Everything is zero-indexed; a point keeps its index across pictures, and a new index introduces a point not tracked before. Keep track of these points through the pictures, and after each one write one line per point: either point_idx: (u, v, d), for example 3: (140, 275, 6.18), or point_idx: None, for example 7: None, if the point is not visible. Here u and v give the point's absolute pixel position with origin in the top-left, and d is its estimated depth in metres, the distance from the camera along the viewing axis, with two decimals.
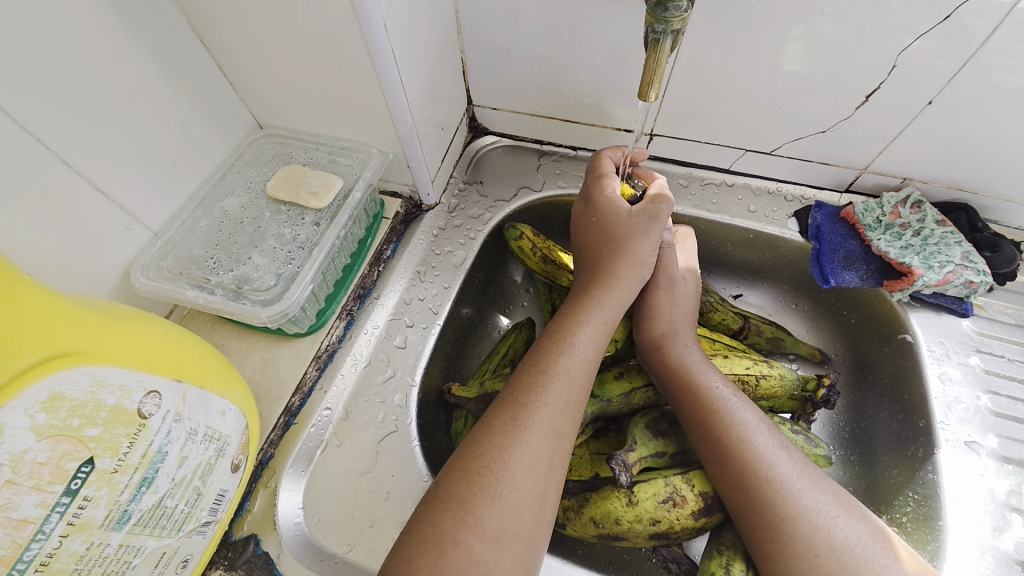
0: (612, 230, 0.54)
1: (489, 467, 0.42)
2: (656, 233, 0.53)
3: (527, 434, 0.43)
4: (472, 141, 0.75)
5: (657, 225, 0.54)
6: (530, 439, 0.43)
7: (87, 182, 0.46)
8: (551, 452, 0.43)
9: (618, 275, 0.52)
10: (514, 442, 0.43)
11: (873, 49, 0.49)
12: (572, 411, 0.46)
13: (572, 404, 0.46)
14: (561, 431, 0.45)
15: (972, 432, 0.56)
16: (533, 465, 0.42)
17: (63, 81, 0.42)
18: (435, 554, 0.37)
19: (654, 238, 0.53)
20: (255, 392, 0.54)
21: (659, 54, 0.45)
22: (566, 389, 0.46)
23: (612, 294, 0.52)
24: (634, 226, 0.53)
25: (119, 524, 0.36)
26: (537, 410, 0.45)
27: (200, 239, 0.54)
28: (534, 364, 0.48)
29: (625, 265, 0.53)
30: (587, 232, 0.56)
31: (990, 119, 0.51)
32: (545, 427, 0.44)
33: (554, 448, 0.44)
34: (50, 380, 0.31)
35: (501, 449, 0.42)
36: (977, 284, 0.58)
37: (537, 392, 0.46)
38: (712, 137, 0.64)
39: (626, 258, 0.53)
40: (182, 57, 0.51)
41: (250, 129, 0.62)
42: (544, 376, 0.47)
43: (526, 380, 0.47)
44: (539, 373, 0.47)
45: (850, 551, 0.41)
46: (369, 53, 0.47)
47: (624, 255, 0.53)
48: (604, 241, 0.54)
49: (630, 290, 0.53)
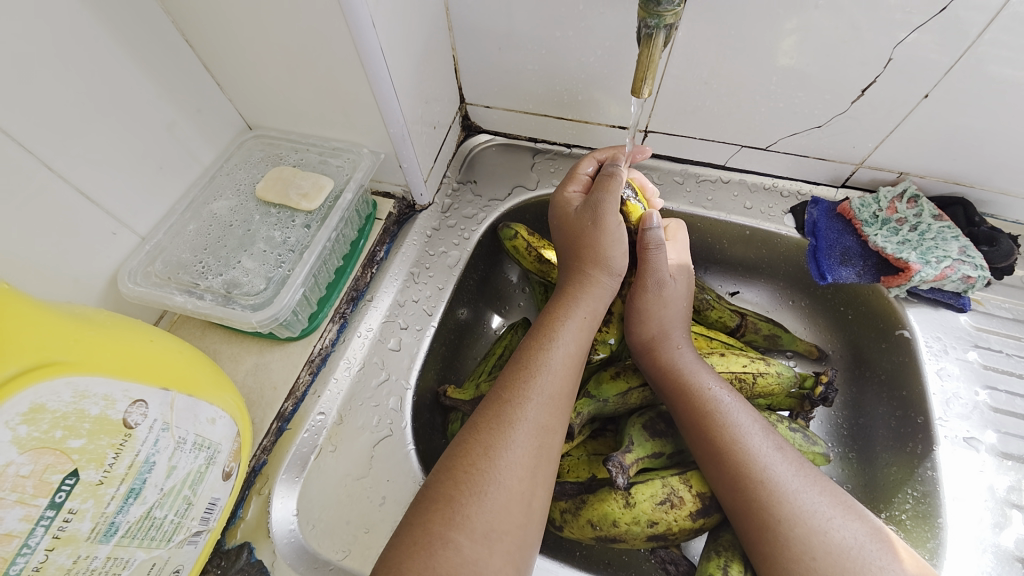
0: (569, 229, 0.55)
1: (476, 464, 0.41)
2: (610, 226, 0.52)
3: (512, 430, 0.43)
4: (465, 140, 0.74)
5: (607, 217, 0.52)
6: (515, 435, 0.43)
7: (72, 186, 0.45)
8: (538, 448, 0.43)
9: (581, 272, 0.53)
10: (499, 439, 0.42)
11: (869, 43, 0.49)
12: (560, 407, 0.46)
13: (557, 400, 0.46)
14: (549, 427, 0.44)
15: (971, 428, 0.56)
16: (521, 461, 0.42)
17: (47, 83, 0.42)
18: (426, 554, 0.37)
19: (610, 230, 0.52)
20: (247, 398, 0.54)
21: (653, 49, 0.43)
22: (551, 384, 0.46)
23: (588, 292, 0.52)
24: (585, 223, 0.53)
25: (107, 536, 0.35)
26: (522, 407, 0.44)
27: (188, 242, 0.53)
28: (519, 363, 0.48)
29: (587, 262, 0.53)
30: (555, 236, 0.58)
31: (987, 113, 0.51)
32: (532, 423, 0.43)
33: (541, 443, 0.43)
34: (30, 393, 0.30)
35: (488, 446, 0.42)
36: (974, 279, 0.58)
37: (521, 388, 0.45)
38: (707, 133, 0.64)
39: (582, 255, 0.53)
40: (168, 58, 0.50)
41: (239, 130, 0.61)
42: (528, 373, 0.46)
43: (512, 379, 0.46)
44: (524, 371, 0.47)
45: (847, 553, 0.40)
46: (358, 51, 0.46)
47: (585, 252, 0.53)
48: (565, 240, 0.56)
49: (607, 287, 0.53)
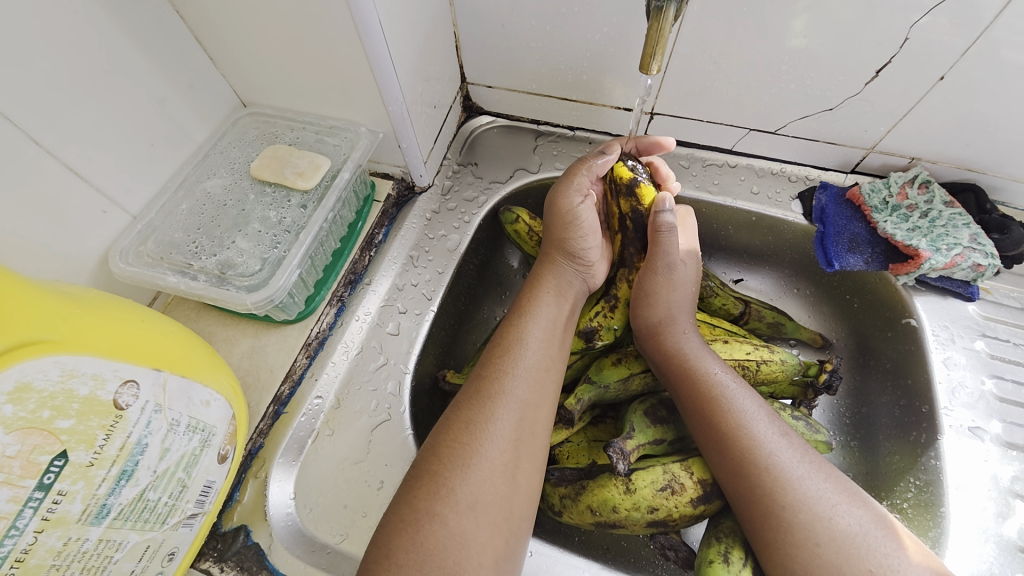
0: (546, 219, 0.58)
1: (458, 439, 0.41)
2: (567, 205, 0.54)
3: (491, 404, 0.43)
4: (466, 121, 0.73)
5: (563, 198, 0.54)
6: (495, 409, 0.42)
7: (61, 163, 0.44)
8: (521, 421, 0.42)
9: (550, 257, 0.56)
10: (480, 413, 0.42)
11: (883, 23, 0.47)
12: (541, 380, 0.45)
13: (537, 373, 0.45)
14: (529, 400, 0.44)
15: (977, 417, 0.55)
16: (503, 433, 0.41)
17: (32, 55, 0.40)
18: (413, 531, 0.37)
19: (564, 210, 0.54)
20: (243, 381, 0.53)
21: (662, 23, 0.41)
22: (528, 359, 0.46)
23: (549, 275, 0.55)
24: (549, 209, 0.56)
25: (98, 518, 0.34)
26: (500, 382, 0.44)
27: (181, 222, 0.52)
28: (496, 342, 0.48)
29: (553, 246, 0.56)
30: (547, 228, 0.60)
31: (1006, 96, 0.49)
32: (511, 396, 0.43)
33: (524, 416, 0.43)
34: (16, 370, 0.30)
35: (469, 420, 0.42)
36: (984, 267, 0.57)
37: (498, 365, 0.46)
38: (714, 116, 0.62)
39: (552, 241, 0.56)
40: (158, 31, 0.49)
41: (234, 108, 0.60)
42: (504, 351, 0.47)
43: (489, 357, 0.47)
44: (501, 348, 0.47)
45: (852, 540, 0.40)
46: (355, 25, 0.45)
47: (551, 242, 0.56)
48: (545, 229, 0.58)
49: (566, 270, 0.55)
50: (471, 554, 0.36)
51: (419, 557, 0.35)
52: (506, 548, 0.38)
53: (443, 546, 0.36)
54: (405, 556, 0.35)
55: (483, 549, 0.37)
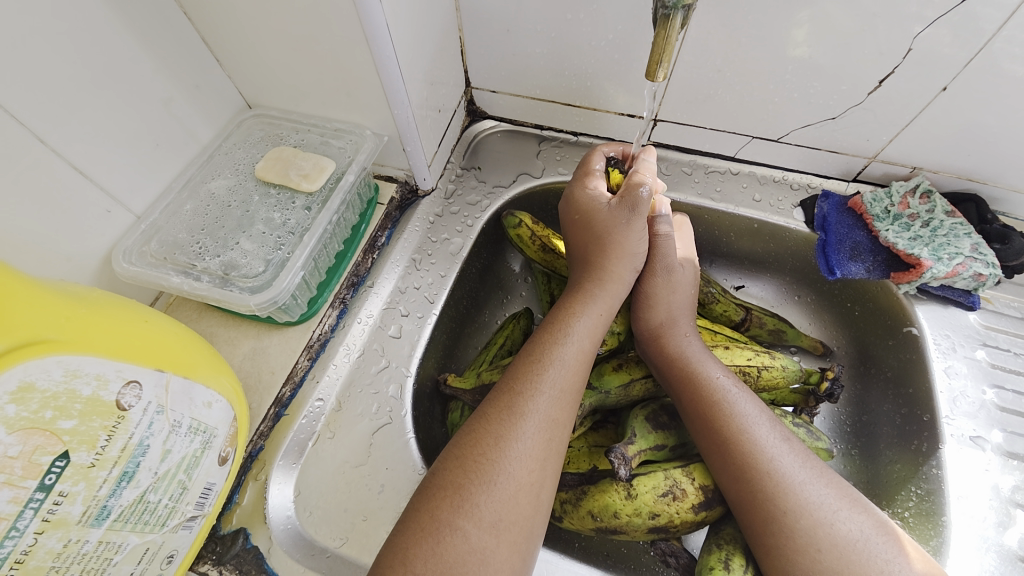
0: (596, 225, 0.53)
1: (486, 454, 0.40)
2: (640, 223, 0.52)
3: (522, 421, 0.42)
4: (470, 125, 0.73)
5: (640, 216, 0.51)
6: (526, 427, 0.42)
7: (66, 162, 0.44)
8: (549, 441, 0.42)
9: (604, 270, 0.52)
10: (511, 429, 0.41)
11: (884, 35, 0.47)
12: (570, 401, 0.45)
13: (568, 394, 0.45)
14: (558, 420, 0.43)
15: (978, 427, 0.55)
16: (532, 453, 0.41)
17: (39, 55, 0.40)
18: (431, 541, 0.36)
19: (639, 227, 0.52)
20: (244, 382, 0.53)
21: (669, 31, 0.41)
22: (563, 378, 0.45)
23: (606, 288, 0.51)
24: (613, 222, 0.52)
25: (98, 520, 0.34)
26: (533, 399, 0.43)
27: (185, 222, 0.51)
28: (530, 356, 0.47)
29: (611, 257, 0.52)
30: (575, 230, 0.55)
31: (1007, 109, 0.50)
32: (542, 415, 0.43)
33: (552, 436, 0.42)
34: (19, 370, 0.29)
35: (498, 435, 0.41)
36: (986, 276, 0.57)
37: (532, 379, 0.44)
38: (717, 123, 0.62)
39: (612, 252, 0.52)
40: (165, 32, 0.49)
41: (239, 110, 0.60)
42: (540, 365, 0.45)
43: (522, 369, 0.46)
44: (534, 363, 0.46)
45: (853, 546, 0.40)
46: (363, 29, 0.45)
47: (610, 250, 0.52)
48: (591, 236, 0.53)
49: (627, 283, 0.52)
50: (488, 570, 0.36)
51: (437, 569, 0.35)
52: (522, 565, 0.38)
53: (462, 560, 0.36)
54: (422, 567, 0.35)
55: (500, 568, 0.37)
